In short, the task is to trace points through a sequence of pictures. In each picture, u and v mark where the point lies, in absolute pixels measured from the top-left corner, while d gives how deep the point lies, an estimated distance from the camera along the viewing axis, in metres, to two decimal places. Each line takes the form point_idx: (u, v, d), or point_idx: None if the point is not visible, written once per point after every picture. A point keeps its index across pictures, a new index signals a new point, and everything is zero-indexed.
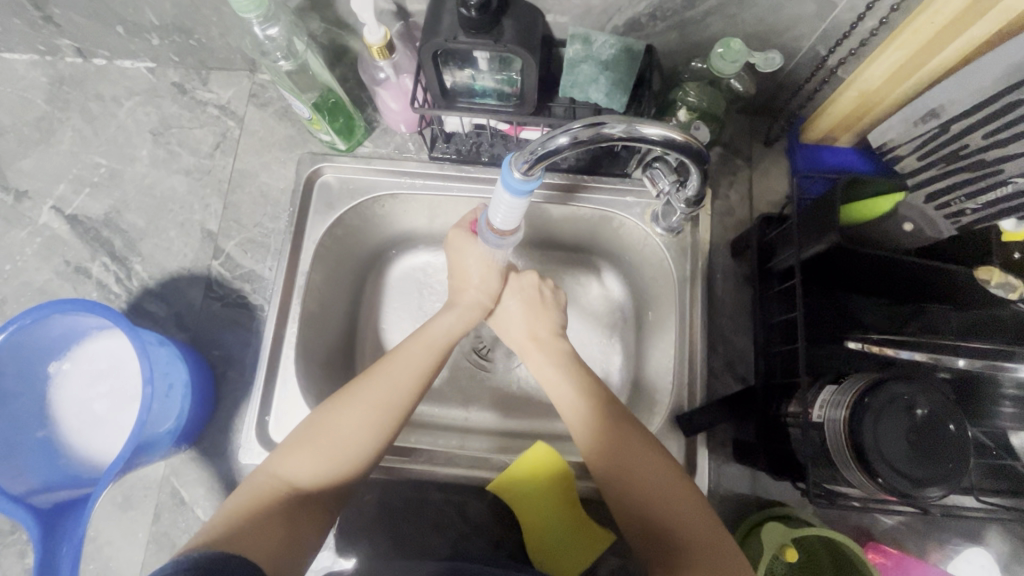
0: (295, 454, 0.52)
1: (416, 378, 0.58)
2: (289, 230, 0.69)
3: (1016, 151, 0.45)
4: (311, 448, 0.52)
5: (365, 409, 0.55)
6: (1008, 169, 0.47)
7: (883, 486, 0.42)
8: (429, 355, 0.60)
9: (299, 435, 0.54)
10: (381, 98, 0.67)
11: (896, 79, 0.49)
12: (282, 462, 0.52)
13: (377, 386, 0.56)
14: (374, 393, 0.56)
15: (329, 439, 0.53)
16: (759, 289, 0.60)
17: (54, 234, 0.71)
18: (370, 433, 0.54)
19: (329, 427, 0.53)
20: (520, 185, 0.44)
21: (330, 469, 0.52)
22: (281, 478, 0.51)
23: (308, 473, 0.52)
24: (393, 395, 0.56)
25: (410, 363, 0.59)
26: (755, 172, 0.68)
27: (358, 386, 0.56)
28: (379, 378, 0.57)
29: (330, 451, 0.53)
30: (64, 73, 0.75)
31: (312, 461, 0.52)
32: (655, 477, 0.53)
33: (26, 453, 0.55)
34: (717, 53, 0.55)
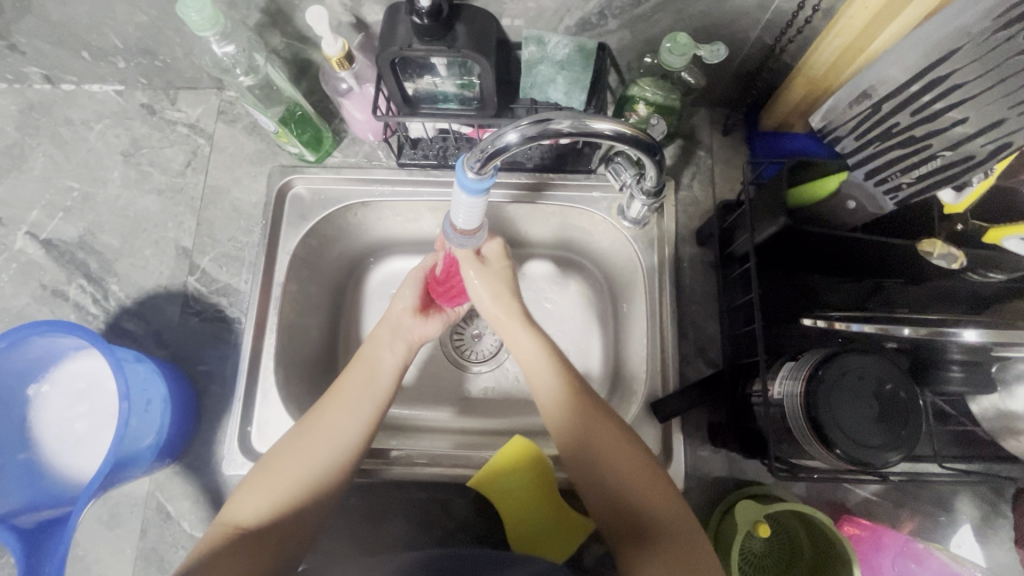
0: (242, 496, 0.54)
1: (357, 408, 0.59)
2: (262, 243, 0.70)
3: (942, 126, 0.46)
4: (258, 488, 0.54)
5: (309, 444, 0.56)
6: (935, 144, 0.47)
7: (842, 457, 0.44)
8: (366, 384, 0.61)
9: (251, 477, 0.55)
10: (346, 109, 0.68)
11: (842, 63, 0.52)
12: (232, 506, 0.54)
13: (318, 422, 0.57)
14: (316, 426, 0.57)
15: (277, 478, 0.54)
16: (723, 273, 0.62)
17: (29, 259, 0.71)
18: (313, 467, 0.55)
19: (276, 466, 0.55)
20: (474, 184, 0.46)
21: (274, 503, 0.53)
22: (231, 521, 0.52)
23: (255, 513, 0.53)
24: (331, 427, 0.57)
25: (350, 396, 0.60)
26: (716, 161, 0.69)
27: (305, 424, 0.58)
28: (320, 415, 0.58)
29: (275, 488, 0.54)
30: (33, 100, 0.76)
31: (259, 502, 0.53)
32: (622, 457, 0.54)
33: (7, 475, 0.56)
34: (665, 48, 0.57)
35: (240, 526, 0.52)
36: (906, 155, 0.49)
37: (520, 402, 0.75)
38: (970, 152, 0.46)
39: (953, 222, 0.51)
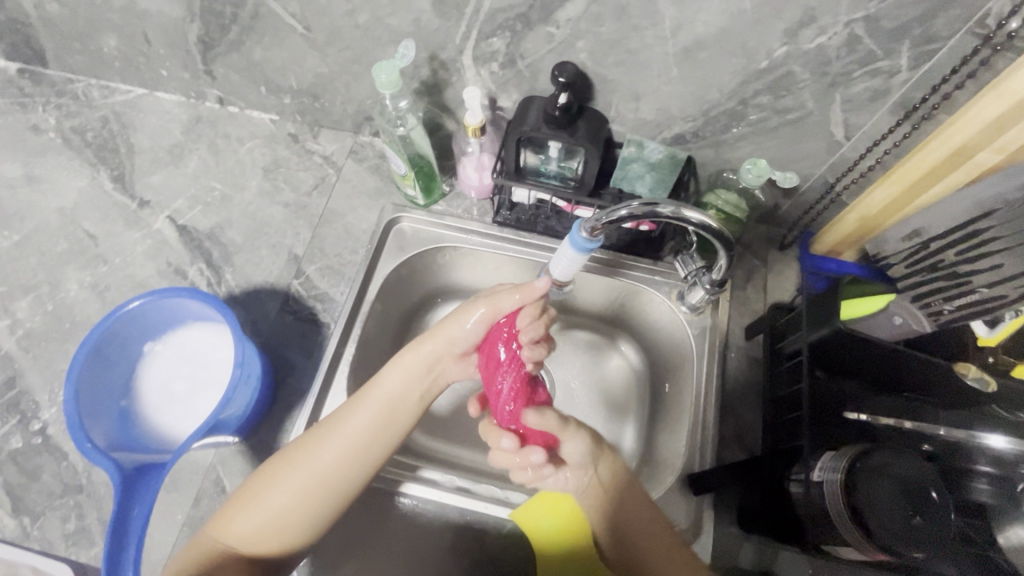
0: (235, 516, 0.57)
1: (355, 447, 0.59)
2: (364, 263, 0.79)
3: (983, 266, 0.52)
4: (246, 510, 0.57)
5: (299, 479, 0.57)
6: (975, 280, 0.53)
7: (878, 543, 0.48)
8: (373, 424, 0.61)
9: (239, 496, 0.58)
10: (463, 167, 0.81)
11: (892, 209, 0.61)
12: (221, 523, 0.57)
13: (309, 456, 0.59)
14: (308, 461, 0.58)
15: (262, 508, 0.57)
16: (770, 364, 0.69)
17: (163, 239, 0.82)
18: (302, 501, 0.57)
19: (265, 495, 0.57)
20: (583, 243, 0.57)
21: (262, 528, 0.56)
22: (220, 541, 0.56)
23: (247, 536, 0.56)
24: (326, 466, 0.58)
25: (348, 433, 0.60)
26: (770, 272, 0.79)
27: (297, 454, 0.59)
28: (315, 450, 0.59)
29: (260, 520, 0.56)
30: (202, 114, 0.92)
31: (243, 527, 0.56)
32: (656, 529, 0.59)
33: (110, 417, 0.62)
34: (746, 168, 0.68)
35: (232, 546, 0.56)
36: (946, 288, 0.56)
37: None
38: (1003, 292, 0.52)
39: (985, 353, 0.57)
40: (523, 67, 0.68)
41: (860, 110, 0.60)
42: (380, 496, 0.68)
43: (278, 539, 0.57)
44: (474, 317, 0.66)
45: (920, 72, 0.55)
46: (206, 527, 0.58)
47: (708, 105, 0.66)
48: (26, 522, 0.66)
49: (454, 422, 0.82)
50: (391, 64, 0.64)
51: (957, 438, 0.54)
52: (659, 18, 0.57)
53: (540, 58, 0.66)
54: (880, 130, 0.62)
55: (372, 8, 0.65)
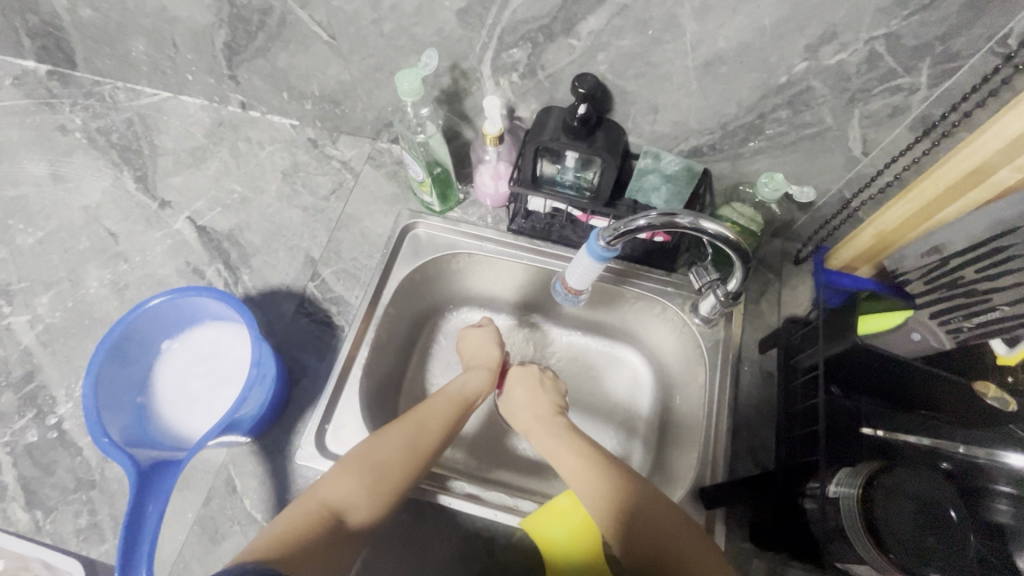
0: (338, 482, 0.59)
1: (444, 427, 0.66)
2: (379, 268, 0.80)
3: (1005, 284, 0.52)
4: (350, 477, 0.59)
5: (404, 447, 0.62)
6: (995, 298, 0.53)
7: (895, 562, 0.47)
8: (455, 409, 0.69)
9: (339, 466, 0.60)
10: (479, 175, 0.82)
11: (908, 226, 0.60)
12: (321, 490, 0.58)
13: (407, 430, 0.64)
14: (406, 433, 0.64)
15: (370, 472, 0.59)
16: (785, 381, 0.68)
17: (183, 239, 0.83)
18: (406, 471, 0.61)
19: (374, 458, 0.60)
20: (601, 251, 0.57)
21: (367, 492, 0.59)
22: (326, 504, 0.57)
23: (349, 502, 0.58)
24: (423, 438, 0.64)
25: (437, 415, 0.67)
26: (784, 286, 0.79)
27: (393, 429, 0.64)
28: (414, 425, 0.65)
29: (363, 488, 0.59)
30: (224, 118, 0.93)
31: (350, 491, 0.58)
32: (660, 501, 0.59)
33: (126, 413, 0.63)
34: (762, 182, 0.68)
35: (335, 512, 0.57)
36: (968, 304, 0.56)
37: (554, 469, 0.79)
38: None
39: (1004, 373, 0.54)
40: (543, 78, 0.69)
41: (879, 126, 0.61)
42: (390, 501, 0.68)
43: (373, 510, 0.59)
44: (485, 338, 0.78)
45: (940, 90, 0.55)
46: (299, 498, 0.58)
47: (726, 119, 0.66)
48: (39, 516, 0.66)
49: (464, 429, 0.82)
50: (414, 72, 0.65)
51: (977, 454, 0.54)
52: (680, 32, 0.58)
53: (560, 69, 0.67)
54: (898, 146, 0.62)
55: (397, 18, 0.66)
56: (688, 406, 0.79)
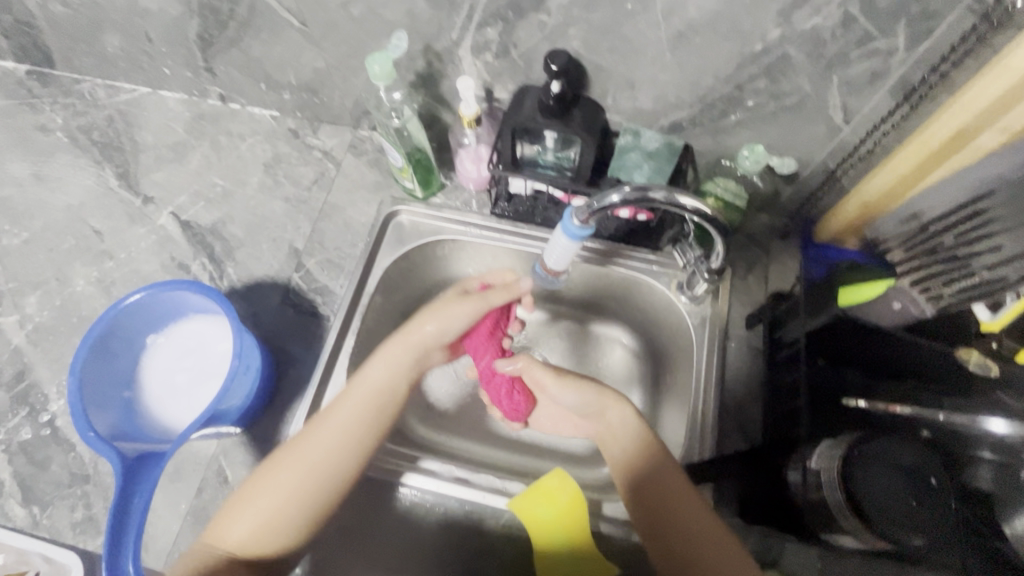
0: (230, 521, 0.57)
1: (345, 442, 0.61)
2: (363, 256, 0.80)
3: (983, 248, 0.51)
4: (243, 511, 0.57)
5: (295, 476, 0.58)
6: (974, 263, 0.51)
7: (879, 533, 0.48)
8: (359, 418, 0.63)
9: (234, 499, 0.58)
10: (460, 159, 0.81)
11: (892, 194, 0.59)
12: (217, 530, 0.57)
13: (301, 453, 0.60)
14: (298, 458, 0.59)
15: (262, 509, 0.57)
16: (769, 354, 0.68)
17: (167, 234, 0.83)
18: (300, 498, 0.58)
19: (262, 493, 0.58)
20: (576, 230, 0.57)
21: (261, 527, 0.57)
22: (222, 545, 0.56)
23: (247, 541, 0.56)
24: (328, 454, 0.60)
25: (336, 429, 0.61)
26: (771, 261, 0.78)
27: (285, 455, 0.60)
28: (306, 448, 0.60)
29: (262, 517, 0.57)
30: (204, 111, 0.93)
31: (242, 528, 0.56)
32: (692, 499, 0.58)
33: (113, 408, 0.63)
34: (743, 154, 0.68)
35: (234, 550, 0.56)
36: (948, 271, 0.54)
37: (545, 450, 0.80)
38: (1002, 274, 0.50)
39: (988, 340, 0.55)
40: (517, 56, 0.68)
41: (859, 93, 0.59)
42: (379, 485, 0.68)
43: (279, 536, 0.57)
44: (462, 307, 0.69)
45: (919, 52, 0.54)
46: (201, 538, 0.58)
47: (704, 91, 0.65)
48: (36, 511, 0.67)
49: (454, 414, 0.82)
50: (384, 55, 0.64)
51: (959, 422, 0.53)
52: (650, 3, 0.57)
53: (533, 47, 0.66)
54: (879, 113, 0.61)
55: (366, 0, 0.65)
56: (677, 384, 0.78)
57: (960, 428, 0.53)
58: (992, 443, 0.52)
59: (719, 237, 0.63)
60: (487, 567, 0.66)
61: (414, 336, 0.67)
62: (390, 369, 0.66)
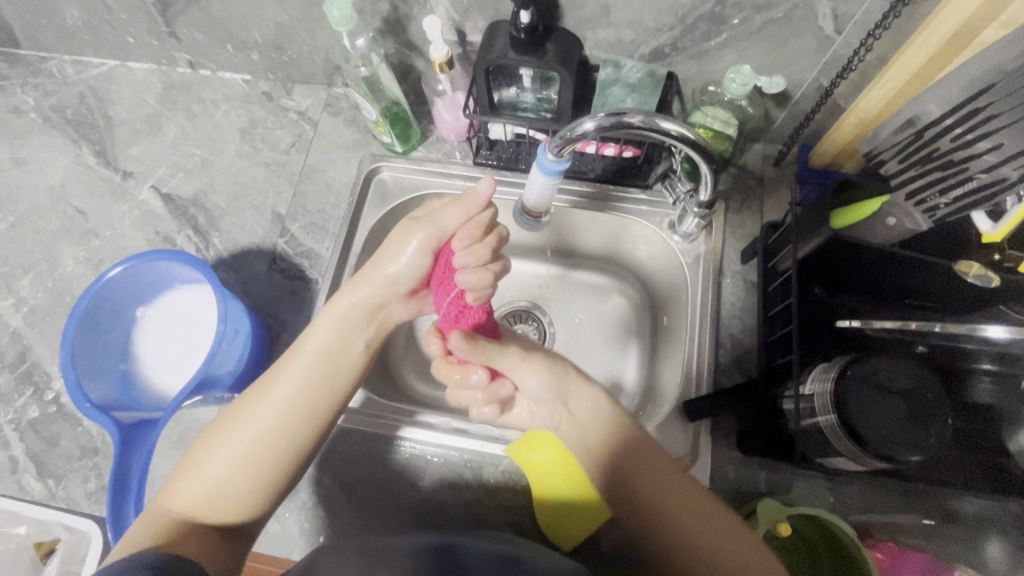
0: (178, 490, 0.54)
1: (293, 401, 0.58)
2: (346, 217, 0.78)
3: (983, 148, 0.48)
4: (194, 478, 0.54)
5: (242, 438, 0.55)
6: (972, 166, 0.49)
7: (870, 450, 0.47)
8: (307, 376, 0.59)
9: (182, 468, 0.56)
10: (437, 108, 0.78)
11: (890, 106, 0.55)
12: (164, 499, 0.54)
13: (246, 416, 0.57)
14: (243, 421, 0.56)
15: (208, 474, 0.54)
16: (764, 285, 0.67)
17: (149, 209, 0.83)
18: (248, 462, 0.55)
19: (209, 459, 0.55)
20: (551, 164, 0.59)
21: (209, 494, 0.54)
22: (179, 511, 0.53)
23: (195, 511, 0.53)
24: (271, 412, 0.57)
25: (278, 389, 0.58)
26: (766, 191, 0.75)
27: (232, 420, 0.57)
28: (251, 411, 0.57)
29: (218, 480, 0.54)
30: (175, 80, 0.90)
31: (189, 495, 0.54)
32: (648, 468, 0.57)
33: (109, 379, 0.64)
34: (728, 78, 0.64)
35: (190, 515, 0.53)
36: (944, 178, 0.51)
37: None
38: (1003, 175, 0.48)
39: (990, 251, 0.52)
40: None
41: None
42: (378, 440, 0.68)
43: (235, 502, 0.54)
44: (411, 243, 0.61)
45: None
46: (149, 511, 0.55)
47: (684, 10, 0.61)
48: (51, 484, 0.69)
49: None
50: None
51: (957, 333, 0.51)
52: None
53: None
54: (873, 17, 0.56)
55: None
56: (674, 326, 0.77)
57: (955, 343, 0.52)
58: (993, 354, 0.52)
59: (705, 166, 0.59)
60: (489, 516, 0.65)
61: (368, 283, 0.63)
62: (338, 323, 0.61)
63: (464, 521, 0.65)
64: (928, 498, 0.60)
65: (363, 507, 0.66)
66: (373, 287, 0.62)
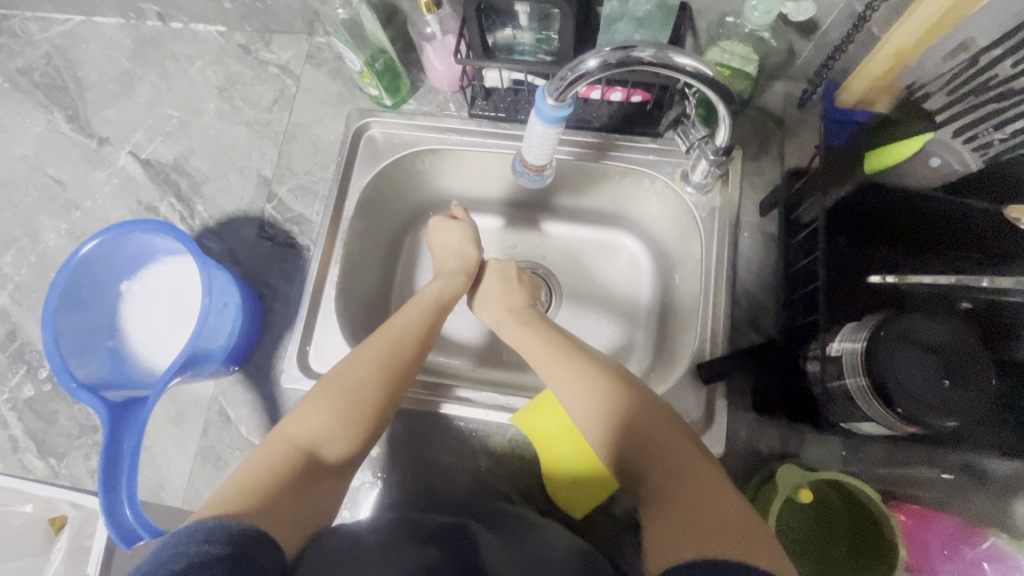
0: (307, 415, 0.55)
1: (414, 337, 0.63)
2: (336, 177, 0.74)
3: None
4: (321, 407, 0.56)
5: (372, 366, 0.59)
6: None
7: (902, 415, 0.43)
8: (421, 319, 0.65)
9: (307, 398, 0.57)
10: (427, 55, 0.71)
11: (935, 31, 0.48)
12: (289, 427, 0.54)
13: (375, 347, 0.61)
14: (372, 351, 0.60)
15: (341, 399, 0.56)
16: (785, 238, 0.62)
17: (129, 176, 0.78)
18: (376, 390, 0.58)
19: (343, 384, 0.57)
20: (551, 112, 0.53)
21: (340, 418, 0.55)
22: (297, 445, 0.53)
23: (325, 435, 0.54)
24: (400, 353, 0.61)
25: (401, 326, 0.63)
26: (787, 135, 0.69)
27: (360, 351, 0.60)
28: (381, 342, 0.61)
29: (348, 403, 0.56)
30: (145, 35, 0.84)
31: (322, 419, 0.55)
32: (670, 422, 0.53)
33: (98, 357, 0.62)
34: (749, 4, 0.58)
35: (312, 446, 0.53)
36: (999, 110, 0.47)
37: None
38: None
39: None
40: None
41: None
42: None
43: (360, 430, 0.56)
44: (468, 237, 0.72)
45: None
46: (264, 440, 0.54)
47: None
48: (53, 462, 0.68)
49: (455, 338, 0.80)
50: None
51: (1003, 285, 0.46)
52: None
53: None
54: None
55: None
56: (685, 284, 0.73)
57: (1002, 298, 0.47)
58: None
59: (723, 109, 0.53)
60: (498, 484, 0.64)
61: (454, 254, 0.72)
62: (451, 284, 0.69)
63: (472, 489, 0.63)
64: (959, 458, 0.56)
65: (366, 480, 0.64)
66: (450, 262, 0.72)
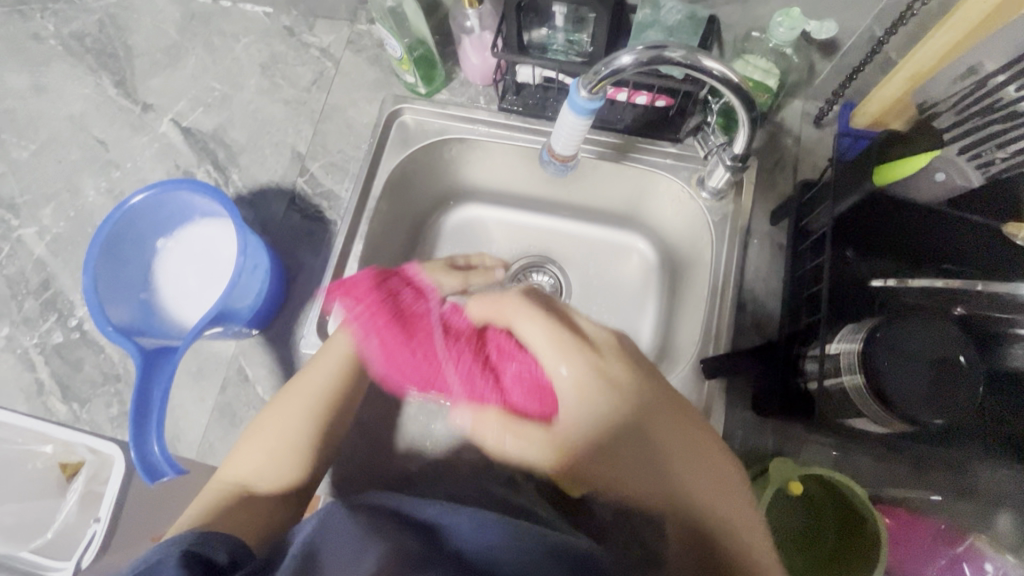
0: (240, 455, 0.58)
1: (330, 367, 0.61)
2: (366, 158, 0.77)
3: None
4: (249, 449, 0.58)
5: (289, 405, 0.60)
6: None
7: (897, 413, 0.46)
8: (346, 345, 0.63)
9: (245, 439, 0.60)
10: (464, 49, 0.75)
11: (949, 57, 0.52)
12: (227, 465, 0.58)
13: (292, 387, 0.61)
14: (293, 390, 0.61)
15: (262, 441, 0.58)
16: (793, 245, 0.66)
17: (169, 143, 0.82)
18: (296, 425, 0.59)
19: (263, 427, 0.59)
20: (584, 104, 0.56)
21: (266, 456, 0.58)
22: (238, 480, 0.57)
23: (255, 472, 0.57)
24: (316, 388, 0.61)
25: (321, 357, 0.62)
26: (802, 150, 0.72)
27: (281, 392, 0.61)
28: (300, 378, 0.61)
29: (272, 441, 0.58)
30: (195, 11, 0.88)
31: (253, 459, 0.58)
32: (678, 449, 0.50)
33: (131, 307, 0.65)
34: (776, 21, 0.61)
35: (244, 482, 0.57)
36: (1004, 130, 0.50)
37: None
38: None
39: None
40: None
41: None
42: None
43: (291, 461, 0.58)
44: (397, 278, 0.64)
45: None
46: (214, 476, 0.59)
47: None
48: (75, 407, 0.71)
49: None
50: None
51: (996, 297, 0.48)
52: None
53: None
54: None
55: None
56: (692, 286, 0.76)
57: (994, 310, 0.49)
58: None
59: (744, 115, 0.56)
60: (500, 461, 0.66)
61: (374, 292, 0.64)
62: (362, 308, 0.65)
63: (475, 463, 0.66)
64: (944, 468, 0.59)
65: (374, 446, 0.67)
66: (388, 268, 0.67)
